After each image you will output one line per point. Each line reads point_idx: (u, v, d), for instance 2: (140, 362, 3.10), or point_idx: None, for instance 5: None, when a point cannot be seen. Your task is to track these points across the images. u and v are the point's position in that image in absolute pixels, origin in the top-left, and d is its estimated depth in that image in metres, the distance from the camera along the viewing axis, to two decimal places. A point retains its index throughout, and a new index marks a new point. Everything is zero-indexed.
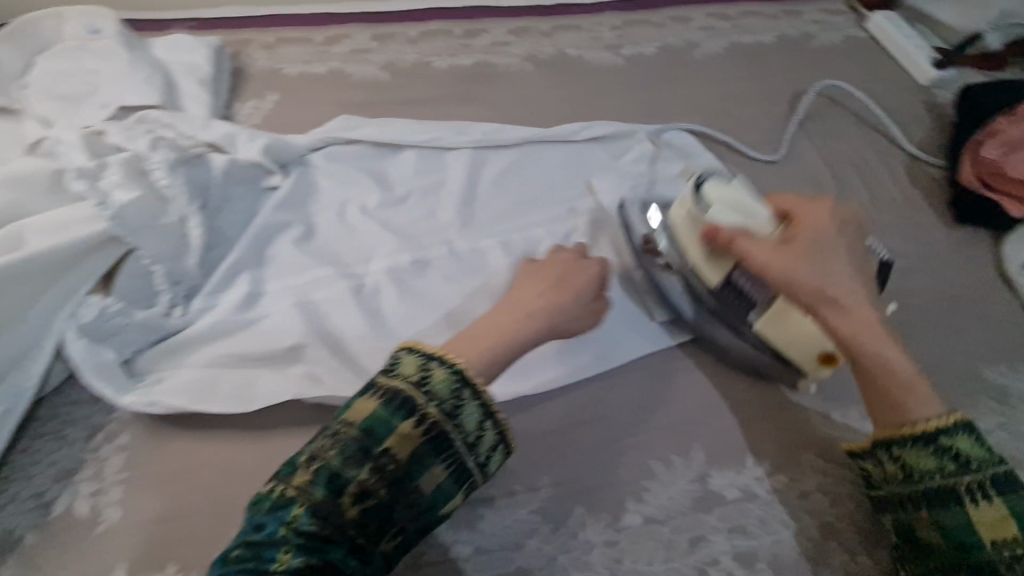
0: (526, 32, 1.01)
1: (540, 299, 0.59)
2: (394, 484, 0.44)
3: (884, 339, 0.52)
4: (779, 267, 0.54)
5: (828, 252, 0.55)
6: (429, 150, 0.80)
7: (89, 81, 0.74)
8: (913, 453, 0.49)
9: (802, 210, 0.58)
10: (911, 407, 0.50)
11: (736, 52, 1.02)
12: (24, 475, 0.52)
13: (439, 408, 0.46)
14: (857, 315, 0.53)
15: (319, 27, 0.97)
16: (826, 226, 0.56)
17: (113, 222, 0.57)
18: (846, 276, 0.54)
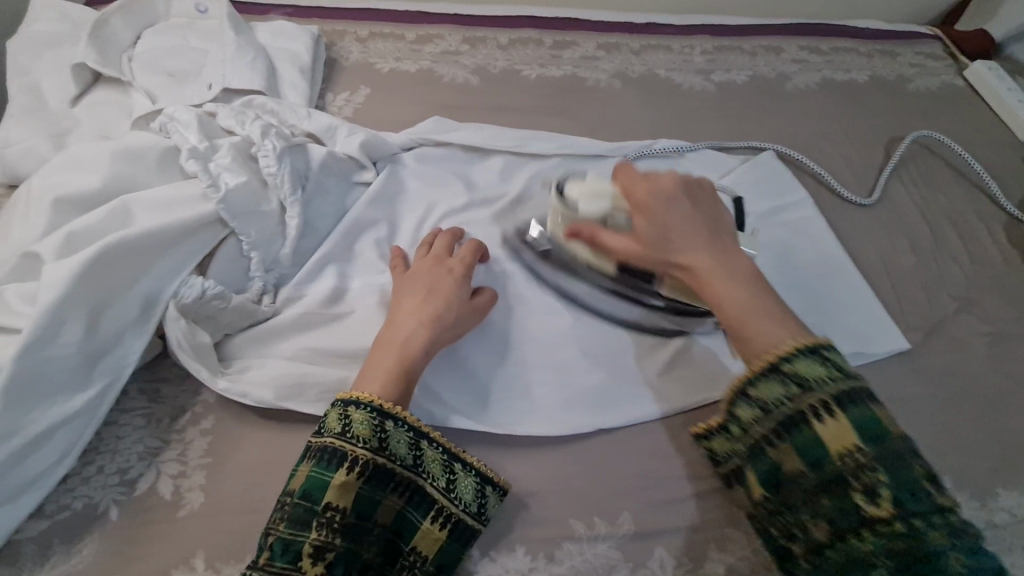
0: (617, 48, 0.99)
1: (437, 298, 0.58)
2: (348, 536, 0.47)
3: (770, 307, 0.50)
4: (654, 242, 0.55)
5: (655, 220, 0.55)
6: (517, 160, 0.79)
7: (197, 62, 0.76)
8: (810, 371, 0.45)
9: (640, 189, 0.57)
10: (765, 328, 0.49)
11: (830, 88, 0.99)
12: (111, 449, 0.52)
13: (430, 484, 0.50)
14: (744, 280, 0.52)
15: (411, 24, 0.96)
16: (656, 189, 0.56)
17: (221, 206, 0.57)
18: (704, 247, 0.54)
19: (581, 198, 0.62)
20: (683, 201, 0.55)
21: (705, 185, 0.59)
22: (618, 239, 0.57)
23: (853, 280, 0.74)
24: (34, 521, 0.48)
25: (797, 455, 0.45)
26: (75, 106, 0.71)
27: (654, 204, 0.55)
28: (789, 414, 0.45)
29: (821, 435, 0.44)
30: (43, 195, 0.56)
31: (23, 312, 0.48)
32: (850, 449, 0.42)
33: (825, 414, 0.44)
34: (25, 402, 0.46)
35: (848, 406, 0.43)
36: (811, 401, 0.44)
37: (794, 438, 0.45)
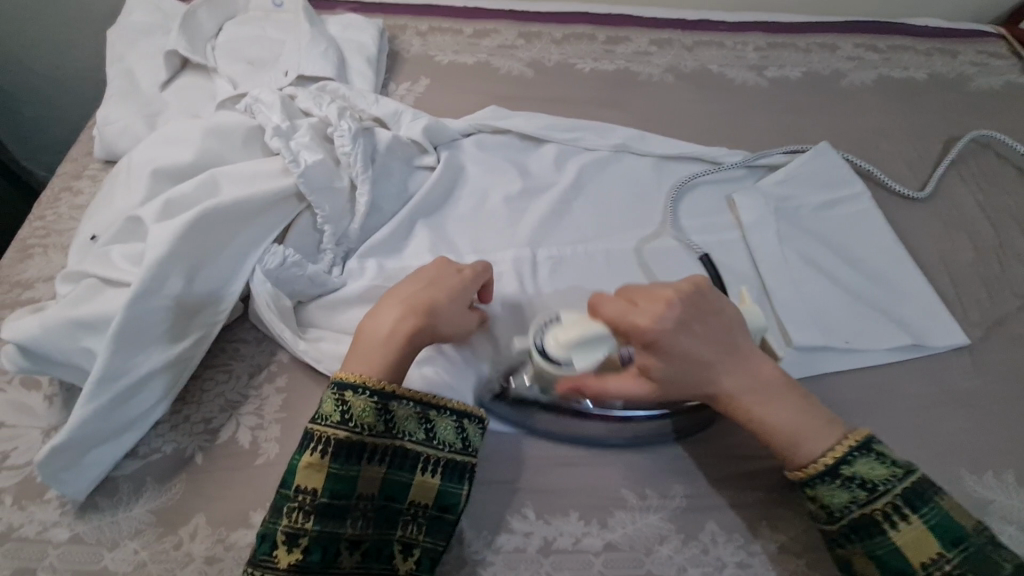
0: (669, 44, 1.00)
1: (431, 291, 0.56)
2: (324, 516, 0.48)
3: (809, 413, 0.52)
4: (679, 379, 0.52)
5: (677, 345, 0.51)
6: (571, 148, 0.81)
7: (276, 52, 0.81)
8: (863, 463, 0.49)
9: (640, 311, 0.52)
10: (811, 440, 0.51)
11: (886, 85, 0.98)
12: (196, 400, 0.57)
13: (418, 441, 0.52)
14: (781, 394, 0.52)
15: (468, 19, 1.00)
16: (660, 312, 0.52)
17: (301, 179, 0.61)
18: (730, 369, 0.52)
19: (569, 353, 0.50)
20: (691, 325, 0.52)
21: (701, 285, 0.54)
22: (631, 385, 0.52)
23: (912, 274, 0.73)
24: (129, 460, 0.53)
25: (878, 566, 0.47)
26: (164, 89, 0.76)
27: (664, 339, 0.51)
28: (862, 519, 0.48)
29: (900, 543, 0.47)
30: (142, 167, 0.61)
31: (129, 268, 0.54)
32: (933, 558, 0.46)
33: (900, 519, 0.48)
34: (131, 347, 0.52)
35: (919, 508, 0.48)
36: (883, 507, 0.48)
37: (872, 545, 0.48)
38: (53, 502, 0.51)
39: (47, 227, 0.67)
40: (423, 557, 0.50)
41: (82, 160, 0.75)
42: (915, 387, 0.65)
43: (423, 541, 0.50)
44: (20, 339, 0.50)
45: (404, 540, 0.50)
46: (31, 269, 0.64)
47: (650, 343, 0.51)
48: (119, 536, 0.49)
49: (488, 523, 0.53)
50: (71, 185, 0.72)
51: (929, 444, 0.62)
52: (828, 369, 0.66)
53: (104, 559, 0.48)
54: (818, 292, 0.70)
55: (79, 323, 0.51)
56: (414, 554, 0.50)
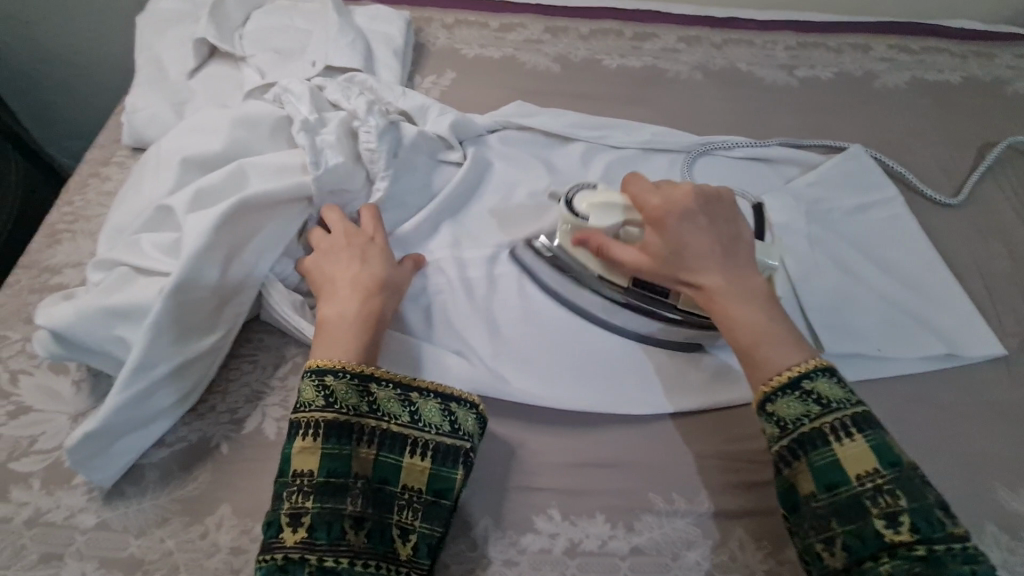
0: (697, 41, 0.99)
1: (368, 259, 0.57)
2: (322, 495, 0.47)
3: (779, 328, 0.52)
4: (670, 261, 0.55)
5: (681, 229, 0.55)
6: (598, 146, 0.79)
7: (304, 42, 0.80)
8: (823, 383, 0.49)
9: (664, 194, 0.57)
10: (780, 351, 0.51)
11: (919, 87, 0.96)
12: (221, 390, 0.57)
13: (402, 421, 0.51)
14: (755, 301, 0.54)
15: (494, 12, 0.99)
16: (680, 198, 0.56)
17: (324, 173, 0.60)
18: (718, 267, 0.55)
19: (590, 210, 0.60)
20: (699, 220, 0.56)
21: (723, 195, 0.58)
22: (628, 252, 0.57)
23: (946, 282, 0.71)
24: (157, 448, 0.53)
25: (815, 475, 0.47)
26: (191, 78, 0.76)
27: (668, 220, 0.55)
28: (812, 432, 0.48)
29: (841, 457, 0.47)
30: (170, 156, 0.61)
31: (161, 258, 0.54)
32: (868, 472, 0.46)
33: (845, 436, 0.48)
34: (165, 336, 0.52)
35: (864, 429, 0.48)
36: (831, 422, 0.48)
37: (815, 457, 0.48)
38: (80, 488, 0.51)
39: (75, 213, 0.68)
40: (420, 542, 0.48)
41: (109, 147, 0.75)
42: (949, 396, 0.64)
43: (421, 526, 0.49)
44: (53, 326, 0.50)
45: (402, 525, 0.48)
46: (59, 254, 0.64)
47: (657, 218, 0.56)
48: (145, 523, 0.49)
49: (514, 523, 0.52)
50: (98, 171, 0.72)
51: (964, 456, 0.60)
52: (858, 375, 0.64)
53: (131, 546, 0.48)
54: (850, 299, 0.69)
55: (113, 312, 0.51)
56: (412, 539, 0.48)
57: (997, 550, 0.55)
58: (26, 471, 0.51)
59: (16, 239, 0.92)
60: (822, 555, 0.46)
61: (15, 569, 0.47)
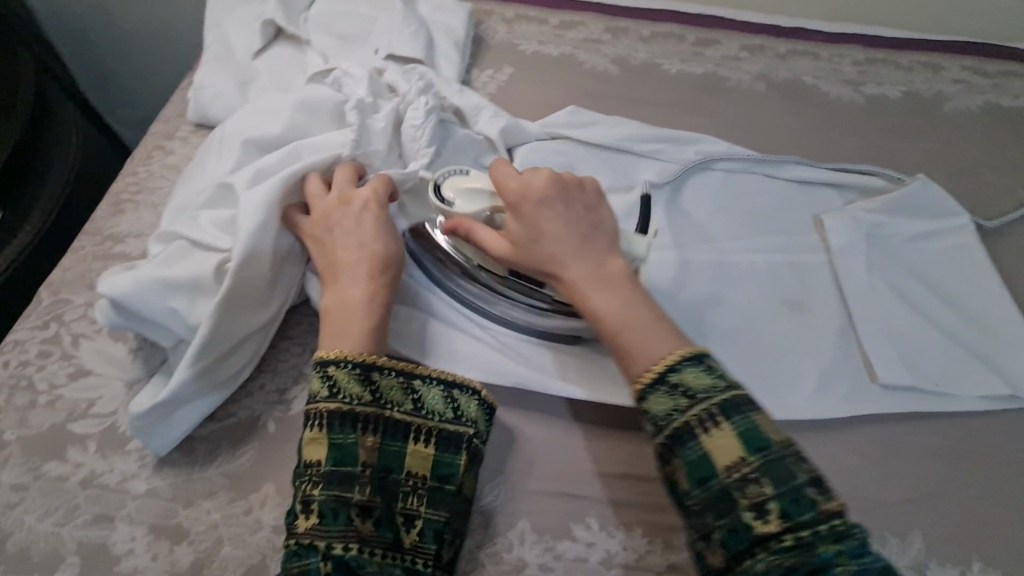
0: (761, 51, 0.96)
1: (372, 245, 0.54)
2: (330, 483, 0.46)
3: (647, 319, 0.49)
4: (525, 246, 0.53)
5: (540, 216, 0.53)
6: (651, 161, 0.77)
7: (367, 28, 0.81)
8: (689, 371, 0.46)
9: (521, 181, 0.55)
10: (643, 342, 0.48)
11: (993, 112, 0.92)
12: (271, 368, 0.57)
13: (401, 410, 0.50)
14: (618, 287, 0.51)
15: (555, 9, 0.98)
16: (539, 186, 0.54)
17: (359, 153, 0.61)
18: (580, 254, 0.52)
19: (455, 195, 0.57)
20: (557, 205, 0.53)
21: (586, 183, 0.56)
22: (492, 237, 0.54)
23: (1013, 320, 0.67)
24: (207, 422, 0.54)
25: (686, 473, 0.44)
26: (256, 57, 0.77)
27: (525, 205, 0.53)
28: (681, 427, 0.44)
29: (709, 449, 0.44)
30: (233, 136, 0.62)
31: (221, 235, 0.55)
32: (736, 461, 0.43)
33: (712, 425, 0.44)
34: (231, 312, 0.52)
35: (731, 416, 0.44)
36: (698, 413, 0.44)
37: (687, 454, 0.44)
38: (133, 454, 0.52)
39: (139, 184, 0.69)
40: (425, 529, 0.48)
41: (174, 121, 0.76)
42: (1007, 438, 0.62)
43: (425, 512, 0.48)
44: (114, 295, 0.50)
45: (406, 512, 0.48)
46: (123, 223, 0.66)
47: (513, 204, 0.54)
48: (192, 494, 0.50)
49: (551, 530, 0.52)
50: (162, 144, 0.73)
51: (1022, 502, 0.58)
52: (912, 410, 0.62)
53: (178, 516, 0.49)
54: (908, 330, 0.66)
55: (171, 285, 0.52)
56: (417, 526, 0.48)
57: None
58: (84, 433, 0.53)
59: (74, 205, 0.95)
60: (702, 554, 0.43)
61: (69, 527, 0.49)
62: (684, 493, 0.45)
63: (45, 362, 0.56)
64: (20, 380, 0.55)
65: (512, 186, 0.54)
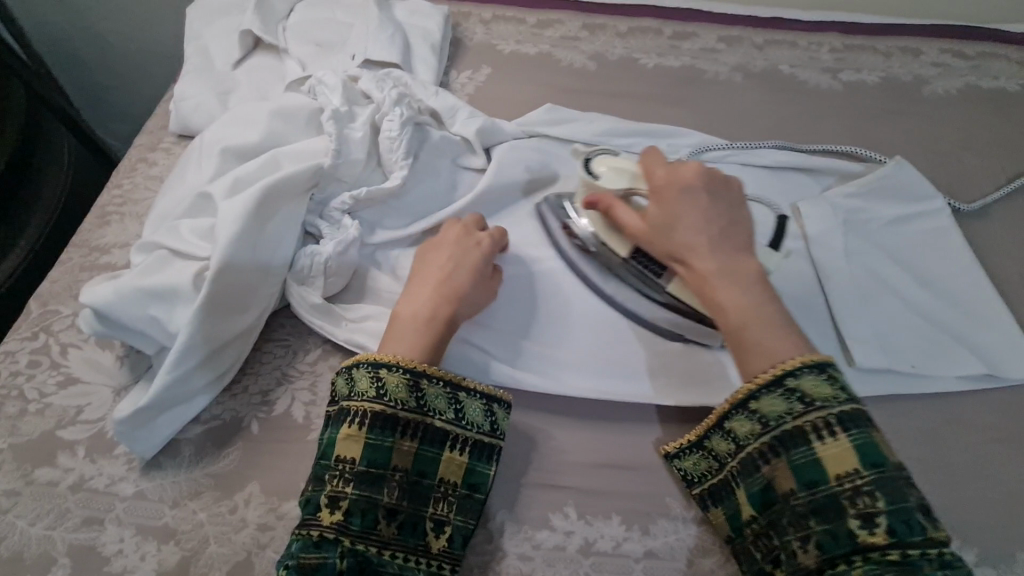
0: (739, 41, 0.97)
1: (462, 270, 0.57)
2: (361, 483, 0.48)
3: (773, 324, 0.50)
4: (659, 228, 0.54)
5: (682, 203, 0.53)
6: (628, 156, 0.78)
7: (344, 34, 0.82)
8: (808, 380, 0.48)
9: (672, 171, 0.55)
10: (776, 347, 0.49)
11: (972, 94, 0.92)
12: (254, 371, 0.59)
13: (444, 419, 0.51)
14: (751, 286, 0.51)
15: (533, 9, 0.99)
16: (689, 176, 0.54)
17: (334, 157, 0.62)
18: (714, 248, 0.52)
19: (605, 171, 0.60)
20: (700, 194, 0.54)
21: (733, 181, 0.56)
22: (630, 218, 0.56)
23: (990, 301, 0.68)
24: (192, 425, 0.55)
25: (793, 475, 0.47)
26: (236, 67, 0.78)
27: (669, 191, 0.54)
28: (793, 431, 0.47)
29: (822, 456, 0.46)
30: (211, 146, 0.63)
31: (199, 243, 0.56)
32: (848, 472, 0.45)
33: (827, 434, 0.46)
34: (211, 317, 0.54)
35: (849, 429, 0.46)
36: (811, 420, 0.47)
37: (794, 456, 0.47)
38: (121, 458, 0.53)
39: (124, 196, 0.71)
40: (454, 534, 0.49)
41: (157, 132, 0.78)
42: (986, 418, 0.62)
43: (454, 518, 0.50)
44: (96, 305, 0.52)
45: (436, 518, 0.49)
46: (108, 234, 0.67)
47: (657, 189, 0.55)
48: (180, 495, 0.52)
49: (531, 520, 0.53)
50: (146, 156, 0.75)
51: (1000, 480, 0.58)
52: (889, 391, 0.63)
53: (165, 516, 0.51)
54: (885, 313, 0.67)
55: (152, 292, 0.53)
56: (445, 532, 0.49)
57: None
58: (73, 439, 0.54)
59: (67, 220, 0.97)
60: (796, 553, 0.46)
61: (60, 530, 0.50)
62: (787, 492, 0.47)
63: (34, 372, 0.57)
64: (11, 390, 0.56)
65: (662, 173, 0.55)
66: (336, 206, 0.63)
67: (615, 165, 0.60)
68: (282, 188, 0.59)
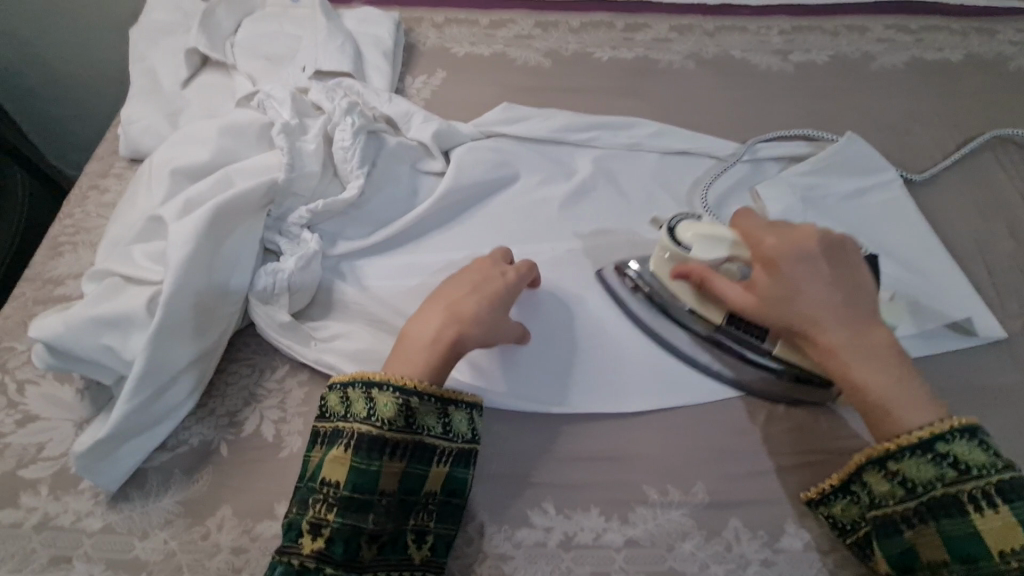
0: (690, 30, 0.98)
1: (475, 298, 0.56)
2: (345, 508, 0.47)
3: (908, 394, 0.49)
4: (780, 301, 0.52)
5: (799, 277, 0.52)
6: (587, 149, 0.78)
7: (294, 47, 0.81)
8: (962, 445, 0.47)
9: (781, 236, 0.54)
10: (908, 411, 0.48)
11: (919, 67, 0.94)
12: (221, 393, 0.58)
13: (432, 436, 0.50)
14: (881, 358, 0.50)
15: (485, 10, 0.99)
16: (799, 245, 0.53)
17: (285, 172, 0.61)
18: (839, 319, 0.51)
19: (695, 241, 0.57)
20: (820, 263, 0.53)
21: (846, 243, 0.55)
22: (734, 289, 0.54)
23: (946, 265, 0.70)
24: (159, 452, 0.54)
25: (948, 546, 0.46)
26: (185, 87, 0.77)
27: (783, 258, 0.53)
28: (943, 496, 0.46)
29: (980, 529, 0.45)
30: (160, 168, 0.62)
31: (152, 267, 0.55)
32: (1014, 549, 0.44)
33: (988, 506, 0.45)
34: (168, 341, 0.53)
35: (1012, 502, 0.45)
36: (970, 490, 0.46)
37: (946, 525, 0.46)
38: (86, 493, 0.52)
39: (76, 225, 0.69)
40: (436, 543, 0.50)
41: (108, 159, 0.76)
42: (949, 379, 0.63)
43: (436, 527, 0.50)
44: (45, 339, 0.50)
45: (418, 531, 0.50)
46: (62, 265, 0.66)
47: (770, 256, 0.53)
48: (149, 526, 0.51)
49: (509, 518, 0.53)
50: (97, 183, 0.73)
51: None
52: None
53: (135, 548, 0.50)
54: None
55: (103, 322, 0.52)
56: (428, 543, 0.49)
57: None
58: (35, 477, 0.53)
59: (21, 255, 0.94)
60: None
61: (27, 572, 0.49)
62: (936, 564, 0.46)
63: None
64: None
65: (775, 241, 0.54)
66: (294, 221, 0.63)
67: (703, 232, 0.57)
68: (235, 206, 0.58)
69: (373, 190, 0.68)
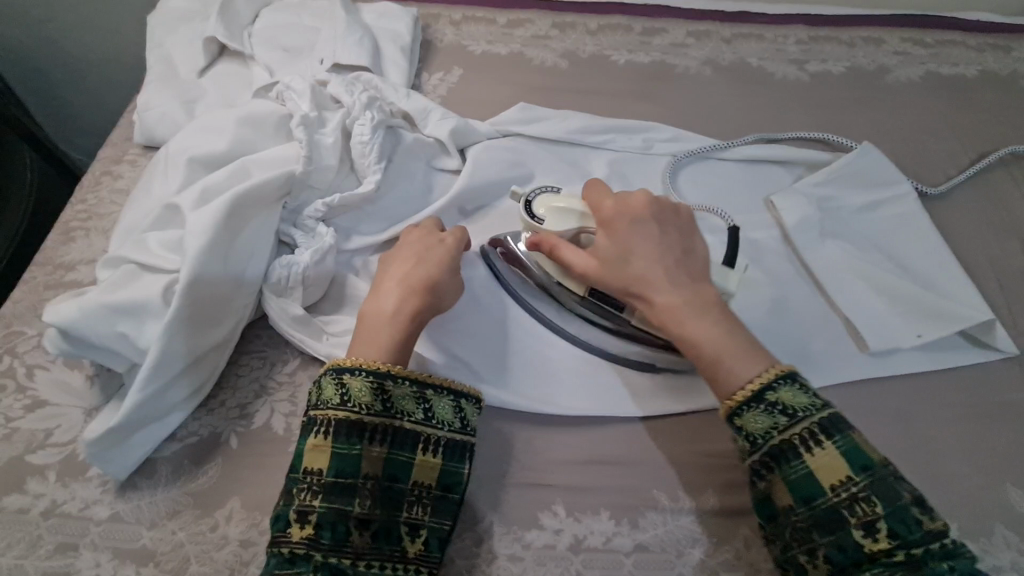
0: (707, 36, 0.98)
1: (426, 270, 0.56)
2: (331, 494, 0.47)
3: (737, 344, 0.49)
4: (618, 261, 0.53)
5: (634, 240, 0.53)
6: (602, 152, 0.78)
7: (312, 39, 0.81)
8: (786, 391, 0.47)
9: (618, 204, 0.55)
10: (737, 364, 0.48)
11: (934, 81, 0.94)
12: (232, 385, 0.57)
13: (412, 421, 0.50)
14: (709, 313, 0.51)
15: (502, 9, 0.98)
16: (633, 210, 0.55)
17: (303, 164, 0.61)
18: (666, 275, 0.52)
19: (548, 212, 0.59)
20: (652, 225, 0.54)
21: (681, 211, 0.57)
22: (579, 257, 0.55)
23: (959, 279, 0.70)
24: (169, 442, 0.54)
25: (791, 491, 0.46)
26: (202, 76, 0.77)
27: (621, 222, 0.54)
28: (781, 446, 0.46)
29: (813, 468, 0.45)
30: (177, 156, 0.62)
31: (168, 255, 0.55)
32: (842, 481, 0.45)
33: (814, 444, 0.46)
34: (182, 331, 0.53)
35: (834, 436, 0.46)
36: (799, 433, 0.46)
37: (790, 473, 0.46)
38: (94, 481, 0.52)
39: (88, 211, 0.69)
40: (430, 538, 0.48)
41: (121, 145, 0.76)
42: (959, 394, 0.64)
43: (429, 521, 0.49)
44: (59, 324, 0.50)
45: (411, 522, 0.48)
46: (73, 251, 0.65)
47: (608, 222, 0.55)
48: (157, 515, 0.50)
49: (519, 519, 0.53)
50: (111, 169, 0.73)
51: (976, 455, 0.60)
52: (863, 374, 0.64)
53: (143, 538, 0.49)
54: (857, 295, 0.68)
55: (117, 309, 0.52)
56: (421, 535, 0.48)
57: (1008, 551, 0.54)
58: (43, 464, 0.52)
59: (29, 238, 0.93)
60: (806, 566, 0.45)
61: (32, 558, 0.48)
62: (781, 508, 0.47)
63: None
64: None
65: (614, 211, 0.55)
66: (310, 214, 0.62)
67: (563, 201, 0.59)
68: (253, 197, 0.58)
69: (388, 186, 0.67)
